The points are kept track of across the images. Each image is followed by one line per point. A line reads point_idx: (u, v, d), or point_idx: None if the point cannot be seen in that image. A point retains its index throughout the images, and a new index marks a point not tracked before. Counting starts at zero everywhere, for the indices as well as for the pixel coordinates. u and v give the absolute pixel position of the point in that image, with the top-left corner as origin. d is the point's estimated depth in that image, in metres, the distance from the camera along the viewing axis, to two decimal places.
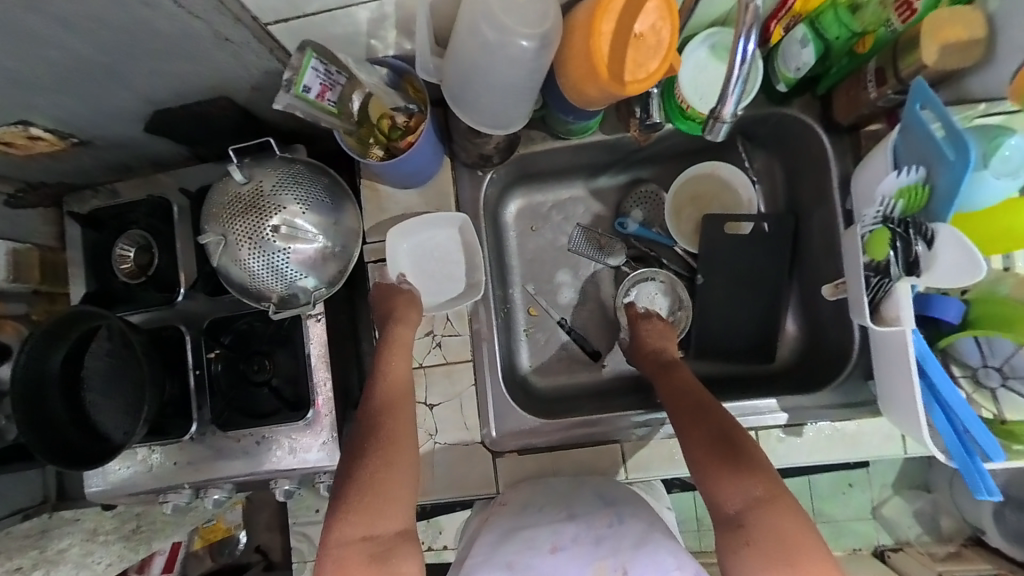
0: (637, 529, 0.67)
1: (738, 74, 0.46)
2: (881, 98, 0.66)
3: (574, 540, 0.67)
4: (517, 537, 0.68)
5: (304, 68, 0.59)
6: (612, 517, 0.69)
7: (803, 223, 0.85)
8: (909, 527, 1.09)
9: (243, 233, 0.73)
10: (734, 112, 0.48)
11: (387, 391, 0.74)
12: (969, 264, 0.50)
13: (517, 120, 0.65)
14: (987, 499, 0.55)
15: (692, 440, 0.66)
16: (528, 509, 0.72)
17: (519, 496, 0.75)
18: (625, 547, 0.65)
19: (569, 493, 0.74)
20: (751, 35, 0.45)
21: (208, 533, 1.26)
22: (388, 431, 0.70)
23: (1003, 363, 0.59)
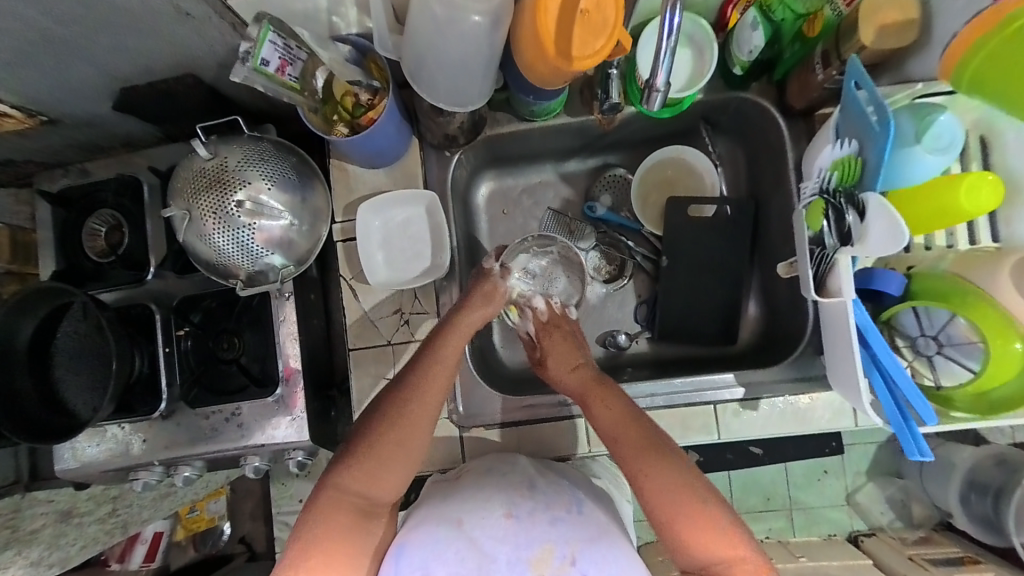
0: (593, 524, 0.67)
1: (667, 46, 0.52)
2: (828, 80, 0.67)
3: (529, 514, 0.66)
4: (472, 498, 0.68)
5: (261, 42, 0.60)
6: (571, 505, 0.68)
7: (763, 207, 0.87)
8: (881, 514, 1.16)
9: (209, 209, 0.74)
10: (666, 82, 0.54)
11: (431, 370, 0.72)
12: (893, 234, 0.51)
13: (473, 98, 0.67)
14: (918, 460, 0.57)
15: (654, 488, 0.65)
16: (490, 477, 0.72)
17: (484, 469, 0.75)
18: (578, 538, 0.64)
19: (540, 471, 0.75)
20: (676, 10, 0.51)
21: (191, 523, 1.28)
22: (417, 402, 0.70)
23: (939, 333, 0.61)
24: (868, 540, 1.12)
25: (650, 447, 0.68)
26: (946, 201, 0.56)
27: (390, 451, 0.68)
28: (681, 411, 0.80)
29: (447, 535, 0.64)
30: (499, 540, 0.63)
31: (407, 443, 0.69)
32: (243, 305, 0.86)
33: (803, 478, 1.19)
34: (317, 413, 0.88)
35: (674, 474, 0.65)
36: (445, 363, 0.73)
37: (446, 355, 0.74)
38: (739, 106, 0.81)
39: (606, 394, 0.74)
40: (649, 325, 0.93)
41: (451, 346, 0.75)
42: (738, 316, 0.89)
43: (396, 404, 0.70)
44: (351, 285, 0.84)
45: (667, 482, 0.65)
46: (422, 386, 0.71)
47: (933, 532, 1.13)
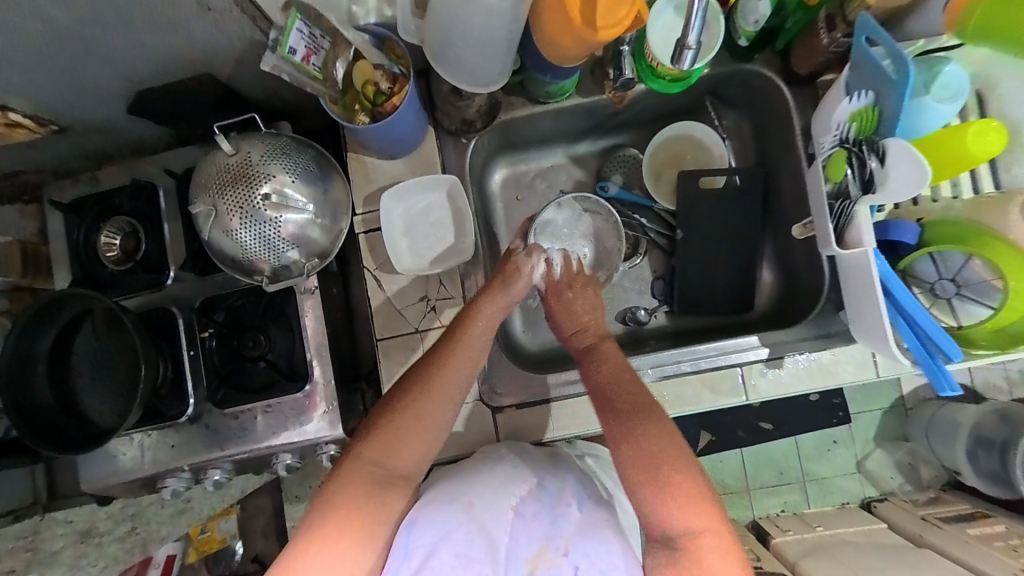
0: (592, 518, 0.65)
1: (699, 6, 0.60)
2: (833, 44, 0.71)
3: (533, 513, 0.65)
4: (483, 485, 0.68)
5: (289, 30, 0.62)
6: (571, 500, 0.67)
7: (772, 174, 0.90)
8: (892, 477, 1.20)
9: (234, 204, 0.74)
10: (697, 38, 0.61)
11: (454, 349, 0.73)
12: (919, 174, 0.54)
13: (495, 78, 0.69)
14: (949, 394, 0.60)
15: (627, 452, 0.65)
16: (502, 465, 0.72)
17: (495, 454, 0.75)
18: (574, 532, 0.62)
19: (548, 468, 0.73)
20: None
21: (202, 545, 1.18)
22: (444, 373, 0.71)
23: (956, 275, 0.64)
24: (881, 505, 1.16)
25: (632, 409, 0.68)
26: (956, 147, 0.59)
27: (412, 425, 0.67)
28: (709, 375, 0.81)
29: (456, 515, 0.64)
30: (505, 531, 0.63)
31: (427, 419, 0.68)
32: (268, 301, 0.85)
33: (815, 449, 1.22)
34: (345, 407, 0.88)
35: (650, 442, 0.64)
36: (471, 345, 0.74)
37: (472, 336, 0.74)
38: (744, 77, 0.84)
39: (610, 357, 0.76)
40: (668, 299, 0.94)
41: (476, 325, 0.75)
42: (752, 285, 0.92)
43: (421, 380, 0.70)
44: (375, 275, 0.84)
45: (641, 448, 0.64)
46: (446, 363, 0.71)
47: (941, 492, 1.17)
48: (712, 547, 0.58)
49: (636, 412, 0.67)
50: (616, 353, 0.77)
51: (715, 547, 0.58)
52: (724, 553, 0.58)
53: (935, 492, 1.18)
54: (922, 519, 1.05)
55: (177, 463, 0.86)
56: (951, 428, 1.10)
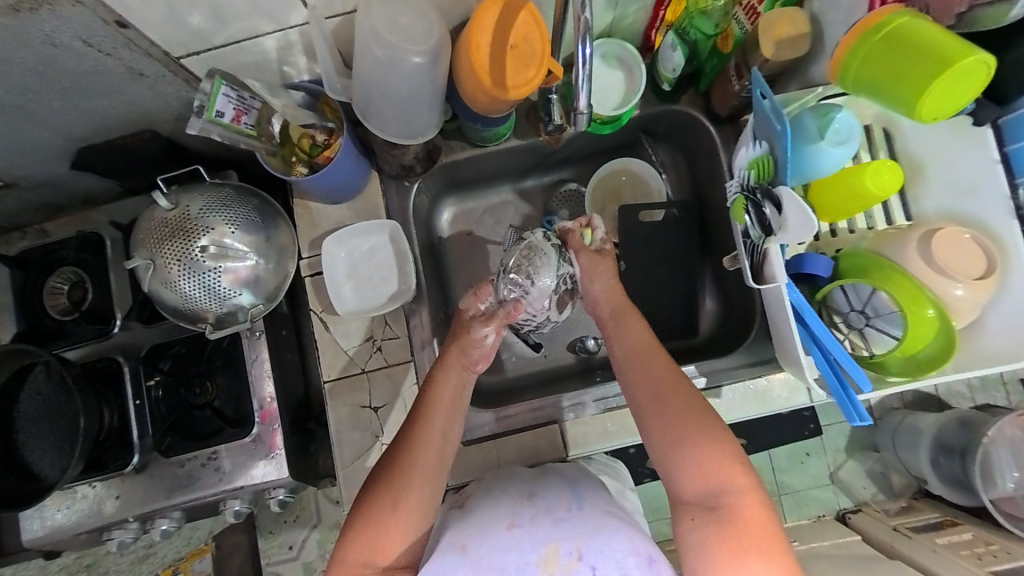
0: (595, 516, 0.65)
1: (581, 74, 0.56)
2: (743, 90, 0.76)
3: (531, 519, 0.65)
4: (476, 522, 0.67)
5: (215, 94, 0.64)
6: (571, 503, 0.67)
7: (706, 205, 0.94)
8: (864, 487, 1.16)
9: (173, 256, 0.75)
10: (586, 105, 0.57)
11: (417, 437, 0.69)
12: (806, 220, 0.57)
13: (423, 130, 0.73)
14: (859, 424, 0.62)
15: (664, 412, 0.66)
16: (492, 494, 0.72)
17: (487, 489, 0.74)
18: (582, 531, 0.62)
19: (537, 479, 0.74)
20: (587, 41, 0.54)
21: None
22: (406, 450, 0.68)
23: (866, 305, 0.67)
24: (855, 517, 1.12)
25: (663, 374, 0.69)
26: (856, 186, 0.64)
27: (388, 517, 0.65)
28: None
29: (453, 561, 0.62)
30: (504, 551, 0.61)
31: (404, 505, 0.65)
32: (214, 347, 0.86)
33: (788, 462, 1.17)
34: (296, 448, 0.87)
35: (687, 412, 0.66)
36: (436, 420, 0.71)
37: (438, 408, 0.71)
38: (672, 116, 0.88)
39: (634, 321, 0.76)
40: None
41: (436, 407, 0.71)
42: (694, 310, 0.94)
43: (389, 471, 0.67)
44: (321, 318, 0.85)
45: (678, 417, 0.66)
46: (414, 449, 0.68)
47: (914, 500, 1.14)
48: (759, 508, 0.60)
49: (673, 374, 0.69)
50: (638, 317, 0.76)
51: (758, 508, 0.60)
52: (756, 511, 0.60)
53: (907, 500, 1.15)
54: (893, 529, 1.04)
55: (124, 514, 0.85)
56: (913, 436, 1.09)
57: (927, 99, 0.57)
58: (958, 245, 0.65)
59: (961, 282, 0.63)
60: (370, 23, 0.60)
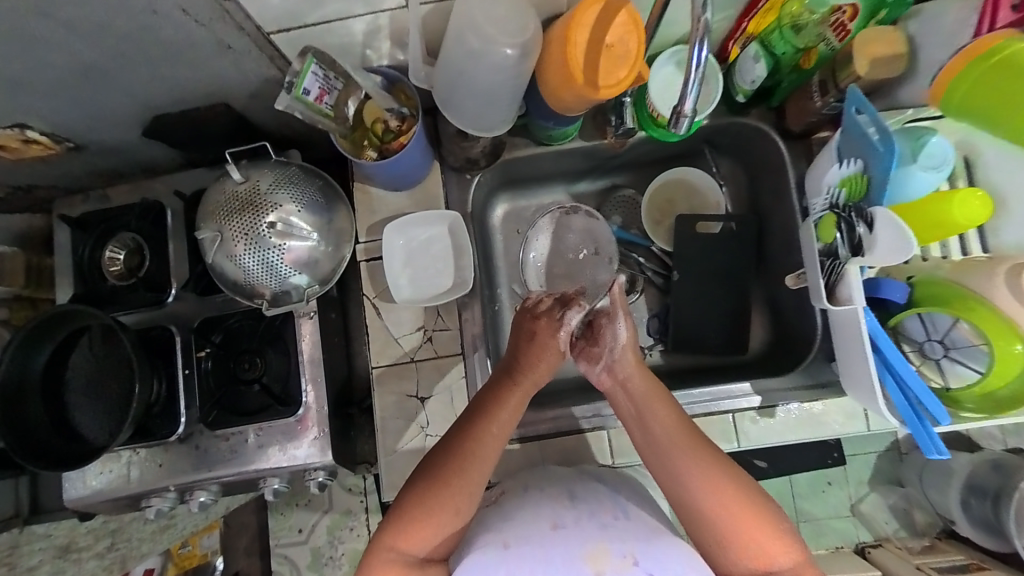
0: (645, 525, 0.64)
1: (694, 78, 0.55)
2: (825, 107, 0.75)
3: (574, 521, 0.64)
4: (514, 520, 0.66)
5: (304, 73, 0.65)
6: (617, 512, 0.66)
7: (765, 223, 0.92)
8: (886, 522, 1.14)
9: (239, 231, 0.76)
10: (693, 109, 0.56)
11: (464, 467, 0.66)
12: (900, 242, 0.56)
13: (499, 124, 0.73)
14: (937, 458, 0.60)
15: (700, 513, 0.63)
16: (531, 492, 0.71)
17: (523, 488, 0.73)
18: (635, 539, 0.61)
19: (576, 480, 0.73)
20: (704, 45, 0.53)
21: (183, 560, 1.20)
22: (466, 445, 0.67)
23: (943, 337, 0.65)
24: (875, 551, 1.10)
25: (703, 477, 0.64)
26: (942, 214, 0.61)
27: (440, 511, 0.63)
28: (701, 420, 0.80)
29: (494, 557, 0.60)
30: (549, 545, 0.61)
31: (462, 508, 0.65)
32: (266, 325, 0.86)
33: (809, 489, 1.16)
34: (337, 432, 0.87)
35: (733, 517, 0.62)
36: (496, 425, 0.69)
37: (500, 423, 0.70)
38: (739, 129, 0.87)
39: (659, 409, 0.70)
40: (662, 337, 0.95)
41: (502, 414, 0.70)
42: (745, 327, 0.93)
43: (447, 469, 0.65)
44: (374, 303, 0.86)
45: (726, 522, 0.62)
46: (473, 451, 0.67)
47: (937, 540, 1.10)
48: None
49: (710, 473, 0.64)
50: (665, 404, 0.70)
51: None
52: None
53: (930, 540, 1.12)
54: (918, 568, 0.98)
55: (163, 483, 0.86)
56: (942, 474, 1.04)
57: None
58: None
59: None
60: (468, 14, 0.60)
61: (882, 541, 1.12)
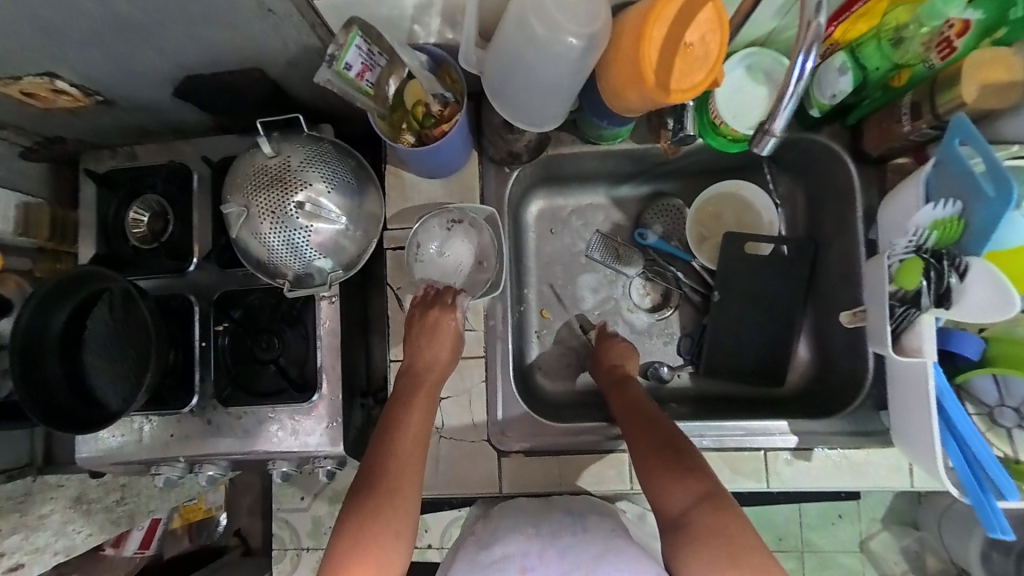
0: (601, 536, 0.70)
1: (793, 91, 0.48)
2: (914, 132, 0.67)
3: (539, 558, 0.70)
4: (485, 562, 0.72)
5: (348, 46, 0.60)
6: (575, 526, 0.72)
7: (821, 249, 0.85)
8: (894, 562, 1.08)
9: (266, 207, 0.72)
10: (785, 127, 0.49)
11: (392, 438, 0.71)
12: (1004, 297, 0.53)
13: (550, 120, 0.67)
14: (1000, 538, 0.53)
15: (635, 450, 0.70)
16: (497, 523, 0.76)
17: (499, 515, 0.78)
18: (589, 558, 0.68)
19: (539, 508, 0.76)
20: (813, 52, 0.47)
21: (188, 512, 1.22)
22: (390, 417, 0.73)
23: (1021, 404, 0.59)
24: None
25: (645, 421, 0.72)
26: None
27: (372, 485, 0.67)
28: (731, 454, 0.75)
29: None
30: None
31: (394, 483, 0.68)
32: (286, 305, 0.84)
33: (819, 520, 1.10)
34: (351, 422, 0.85)
35: (661, 449, 0.68)
36: (417, 402, 0.74)
37: (421, 395, 0.75)
38: (807, 146, 0.80)
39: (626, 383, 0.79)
40: (694, 360, 0.90)
41: (422, 390, 0.75)
42: (784, 359, 0.87)
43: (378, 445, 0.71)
44: (397, 296, 0.83)
45: (651, 449, 0.68)
46: (399, 425, 0.72)
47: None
48: (735, 519, 0.60)
49: (643, 420, 0.72)
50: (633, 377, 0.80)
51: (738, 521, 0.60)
52: (736, 529, 0.59)
53: None
54: None
55: (174, 452, 0.85)
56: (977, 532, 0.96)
57: None
58: None
59: None
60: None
61: None
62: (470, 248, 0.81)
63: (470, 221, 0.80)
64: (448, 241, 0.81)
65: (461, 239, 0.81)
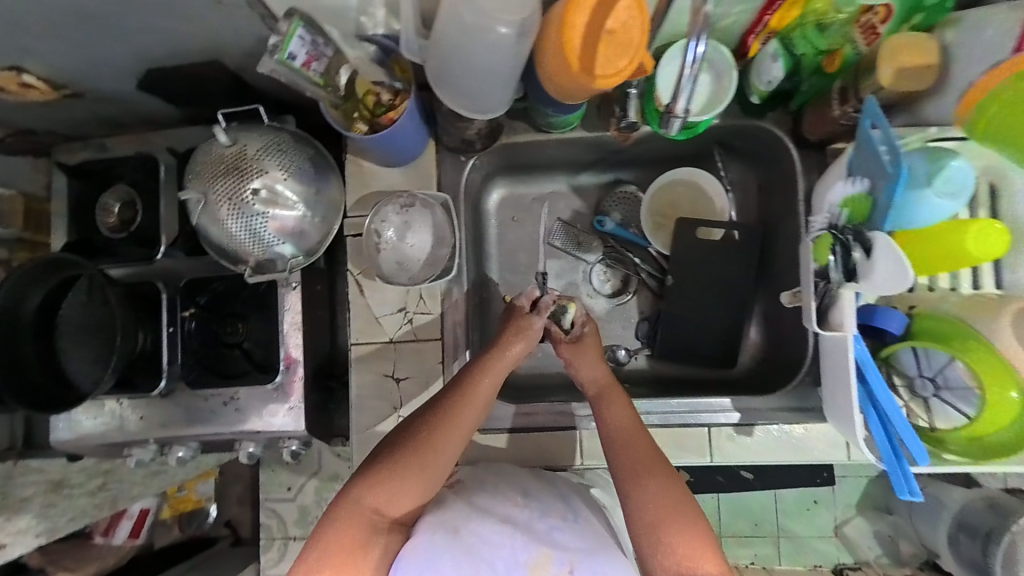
0: (591, 532, 0.64)
1: (689, 76, 0.58)
2: (844, 117, 0.69)
3: (524, 522, 0.64)
4: (466, 509, 0.64)
5: (291, 36, 0.63)
6: (567, 513, 0.66)
7: (771, 234, 0.88)
8: (869, 548, 1.04)
9: (224, 194, 0.75)
10: (683, 108, 0.61)
11: (440, 425, 0.67)
12: (902, 271, 0.54)
13: (495, 106, 0.69)
14: (908, 499, 0.57)
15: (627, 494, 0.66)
16: (486, 487, 0.69)
17: (478, 483, 0.70)
18: (577, 547, 0.61)
19: (535, 482, 0.72)
20: (701, 39, 0.54)
21: (179, 503, 1.26)
22: (445, 403, 0.69)
23: (936, 374, 0.62)
24: None
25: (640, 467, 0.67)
26: (954, 244, 0.58)
27: (410, 465, 0.64)
28: (676, 431, 0.79)
29: (442, 541, 0.60)
30: (493, 544, 0.60)
31: (428, 468, 0.65)
32: (251, 290, 0.87)
33: (794, 506, 1.06)
34: (316, 404, 0.88)
35: (672, 497, 0.65)
36: (474, 397, 0.71)
37: (480, 393, 0.71)
38: (753, 133, 0.82)
39: (619, 398, 0.74)
40: (650, 343, 0.93)
41: (483, 385, 0.72)
42: (738, 342, 0.89)
43: (425, 427, 0.67)
44: (357, 281, 0.85)
45: (659, 496, 0.65)
46: (452, 415, 0.68)
47: (920, 572, 1.00)
48: None
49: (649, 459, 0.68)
50: (624, 399, 0.75)
51: None
52: None
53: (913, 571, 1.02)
54: None
55: (146, 434, 0.88)
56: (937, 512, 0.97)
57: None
58: None
59: None
60: None
61: (862, 566, 1.02)
62: (429, 231, 0.82)
63: (422, 202, 0.82)
64: (406, 224, 0.82)
65: (418, 220, 0.81)
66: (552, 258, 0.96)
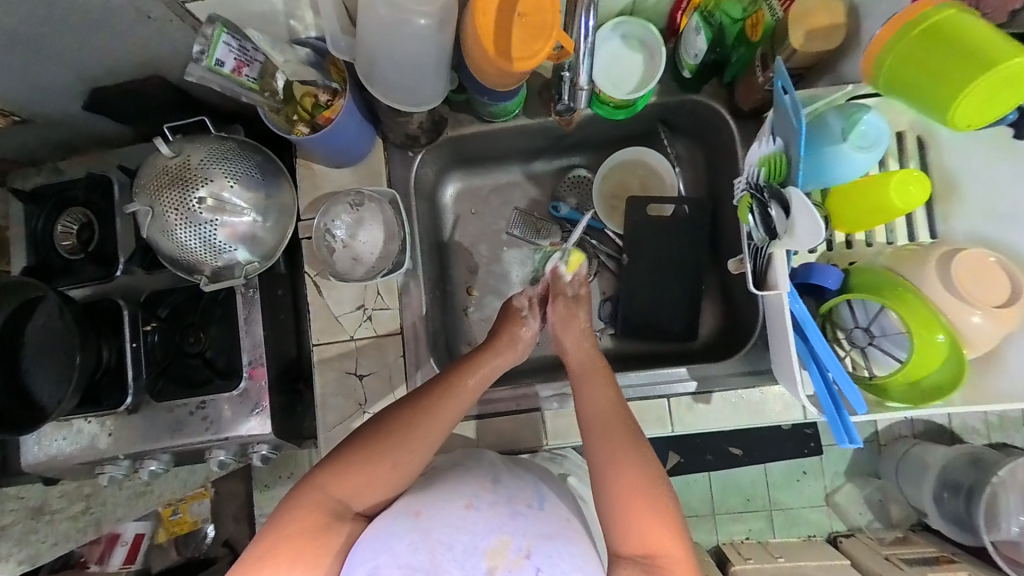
0: (555, 517, 0.65)
1: (584, 47, 0.65)
2: (768, 83, 0.72)
3: (489, 505, 0.63)
4: (434, 491, 0.65)
5: (216, 42, 0.64)
6: (532, 500, 0.66)
7: (720, 207, 0.90)
8: (862, 513, 1.01)
9: (172, 205, 0.76)
10: (584, 80, 0.67)
11: (415, 421, 0.68)
12: (813, 226, 0.54)
13: (431, 98, 0.70)
14: (847, 446, 0.59)
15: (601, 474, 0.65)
16: (455, 469, 0.70)
17: (452, 464, 0.72)
18: (535, 532, 0.61)
19: (507, 467, 0.72)
20: (591, 13, 0.62)
21: (174, 525, 1.24)
22: (423, 402, 0.70)
23: (872, 324, 0.64)
24: (847, 541, 0.98)
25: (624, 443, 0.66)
26: (879, 197, 0.60)
27: (381, 456, 0.65)
28: (636, 404, 0.81)
29: (403, 525, 0.60)
30: (456, 528, 0.59)
31: (400, 464, 0.66)
32: (209, 300, 0.88)
33: (784, 478, 1.02)
34: (282, 406, 0.89)
35: (644, 480, 0.63)
36: (455, 397, 0.71)
37: (463, 391, 0.72)
38: (693, 107, 0.84)
39: (598, 382, 0.74)
40: (612, 322, 0.94)
41: (463, 385, 0.73)
42: (697, 314, 0.91)
43: (401, 422, 0.68)
44: (315, 282, 0.86)
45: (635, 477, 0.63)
46: (428, 412, 0.69)
47: (910, 533, 0.99)
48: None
49: (632, 442, 0.67)
50: (603, 379, 0.74)
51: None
52: None
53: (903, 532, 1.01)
54: (886, 560, 0.89)
55: (117, 450, 0.88)
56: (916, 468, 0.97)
57: (960, 107, 0.55)
58: (979, 274, 0.62)
59: (978, 310, 0.60)
60: None
61: (854, 531, 1.00)
62: (380, 227, 0.83)
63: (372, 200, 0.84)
64: (358, 222, 0.83)
65: (368, 218, 0.83)
66: (511, 246, 0.97)
